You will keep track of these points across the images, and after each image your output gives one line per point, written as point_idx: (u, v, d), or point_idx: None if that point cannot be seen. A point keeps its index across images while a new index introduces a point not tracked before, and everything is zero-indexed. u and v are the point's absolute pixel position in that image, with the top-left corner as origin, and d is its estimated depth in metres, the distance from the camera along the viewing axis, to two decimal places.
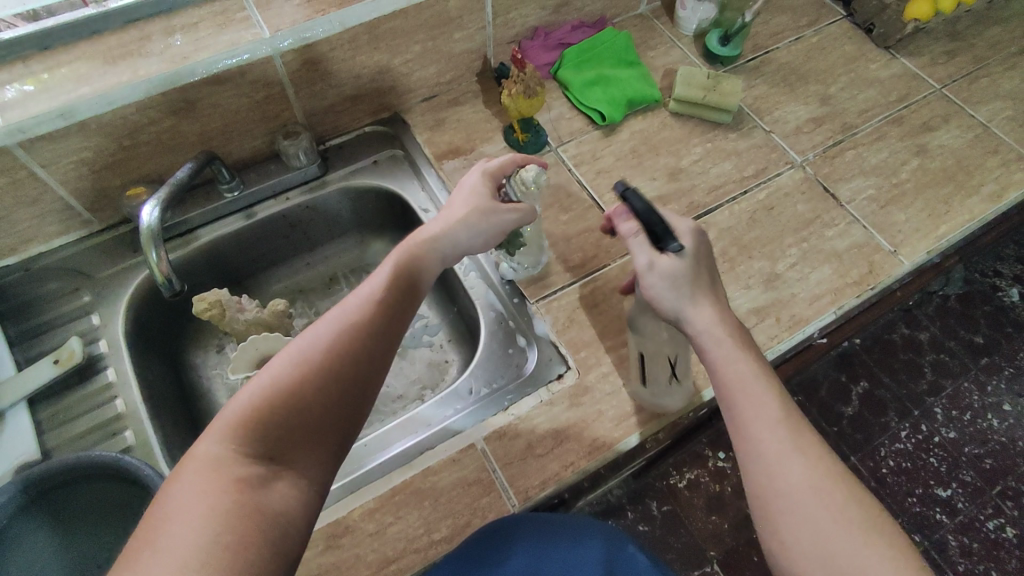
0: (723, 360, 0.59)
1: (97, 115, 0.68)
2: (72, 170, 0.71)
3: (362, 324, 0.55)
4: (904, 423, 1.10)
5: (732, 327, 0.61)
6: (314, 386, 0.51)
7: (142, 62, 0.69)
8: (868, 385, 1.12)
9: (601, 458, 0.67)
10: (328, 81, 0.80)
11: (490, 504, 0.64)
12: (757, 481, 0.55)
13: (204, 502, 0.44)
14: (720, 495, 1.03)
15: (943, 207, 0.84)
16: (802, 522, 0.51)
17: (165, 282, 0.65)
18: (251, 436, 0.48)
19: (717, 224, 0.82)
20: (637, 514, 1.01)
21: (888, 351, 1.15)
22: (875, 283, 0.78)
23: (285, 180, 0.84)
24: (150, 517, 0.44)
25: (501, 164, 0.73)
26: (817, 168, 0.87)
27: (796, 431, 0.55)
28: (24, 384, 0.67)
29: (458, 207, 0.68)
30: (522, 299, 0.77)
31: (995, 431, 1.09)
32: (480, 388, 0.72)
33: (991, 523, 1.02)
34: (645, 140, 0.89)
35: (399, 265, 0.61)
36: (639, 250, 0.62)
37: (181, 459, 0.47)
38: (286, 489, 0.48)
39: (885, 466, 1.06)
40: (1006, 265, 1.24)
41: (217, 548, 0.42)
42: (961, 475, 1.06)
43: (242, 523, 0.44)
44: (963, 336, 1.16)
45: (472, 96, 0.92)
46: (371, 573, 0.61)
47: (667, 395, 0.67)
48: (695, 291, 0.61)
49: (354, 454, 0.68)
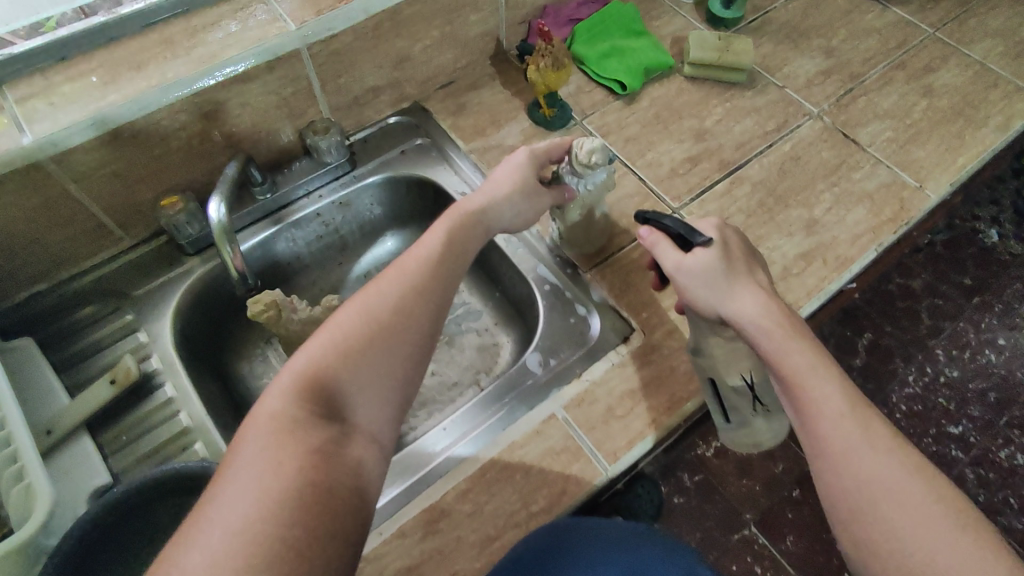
0: (779, 353, 0.54)
1: (129, 122, 0.65)
2: (104, 183, 0.68)
3: (423, 287, 0.55)
4: (910, 367, 1.14)
5: (781, 316, 0.56)
6: (380, 348, 0.50)
7: (169, 65, 0.67)
8: (873, 336, 1.16)
9: (681, 413, 0.67)
10: (352, 73, 0.79)
11: (582, 470, 0.63)
12: (824, 482, 0.50)
13: (277, 468, 0.42)
14: (745, 459, 1.09)
15: (958, 141, 0.87)
16: (874, 525, 0.47)
17: (239, 274, 0.71)
18: (320, 395, 0.47)
19: (750, 178, 0.84)
20: (671, 487, 1.08)
21: (887, 301, 1.19)
22: (908, 219, 0.80)
23: (315, 178, 0.83)
24: (217, 482, 0.41)
25: (547, 146, 0.70)
26: (834, 117, 0.90)
27: (865, 425, 0.50)
28: (80, 408, 0.64)
29: (501, 182, 0.67)
30: (575, 269, 0.78)
31: (995, 365, 1.13)
32: (548, 360, 0.72)
33: (1003, 452, 1.07)
34: (666, 105, 0.91)
35: (448, 229, 0.61)
36: (666, 255, 0.62)
37: (247, 416, 0.46)
38: (358, 456, 0.46)
39: (898, 410, 1.11)
40: (984, 208, 1.28)
41: (293, 522, 0.39)
42: (969, 411, 1.10)
43: (313, 485, 0.42)
44: (955, 280, 1.21)
45: (489, 78, 0.92)
46: (476, 552, 0.60)
47: (763, 431, 0.64)
48: (733, 279, 0.58)
49: (430, 435, 0.67)
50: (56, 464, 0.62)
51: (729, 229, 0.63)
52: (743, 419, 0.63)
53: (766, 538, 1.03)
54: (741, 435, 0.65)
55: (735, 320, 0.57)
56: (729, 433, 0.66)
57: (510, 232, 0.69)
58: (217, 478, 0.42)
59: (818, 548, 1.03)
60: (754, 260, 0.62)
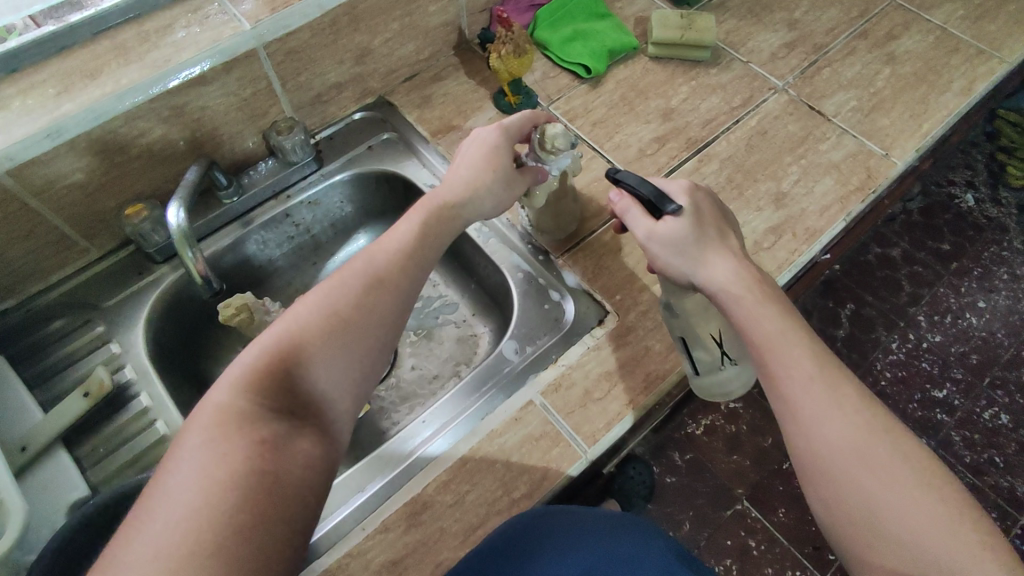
0: (749, 319, 0.55)
1: (86, 131, 0.64)
2: (65, 195, 0.68)
3: (383, 281, 0.54)
4: (892, 335, 1.15)
5: (752, 279, 0.57)
6: (336, 345, 0.50)
7: (124, 71, 0.65)
8: (854, 306, 1.18)
9: (658, 392, 0.67)
10: (313, 70, 0.78)
11: (561, 454, 0.64)
12: (794, 444, 0.51)
13: (223, 461, 0.41)
14: (735, 435, 1.10)
15: (921, 107, 0.87)
16: (843, 486, 0.48)
17: (203, 281, 0.70)
18: (274, 387, 0.47)
19: (718, 155, 0.84)
20: (664, 467, 1.09)
21: (865, 271, 1.21)
22: (876, 187, 0.81)
23: (283, 179, 0.83)
24: (160, 474, 0.41)
25: (517, 122, 0.67)
26: (799, 89, 0.90)
27: (834, 386, 0.51)
28: (54, 422, 0.64)
29: (481, 169, 0.64)
30: (547, 255, 0.78)
31: (976, 327, 1.15)
32: (524, 347, 0.72)
33: (987, 413, 1.08)
34: (632, 86, 0.90)
35: (413, 223, 0.59)
36: (637, 222, 0.62)
37: (198, 404, 0.45)
38: (310, 449, 0.46)
39: (884, 378, 1.12)
40: (957, 172, 1.29)
41: (235, 514, 0.39)
42: (951, 374, 1.12)
43: (263, 477, 0.41)
44: (931, 246, 1.22)
45: (454, 69, 0.92)
46: (459, 542, 0.60)
47: (732, 379, 0.64)
48: (704, 245, 0.59)
49: (410, 428, 0.67)
50: (32, 480, 0.61)
51: (699, 192, 0.63)
52: (713, 369, 0.63)
53: (758, 511, 1.05)
54: (713, 385, 0.65)
55: (706, 288, 0.58)
56: (698, 386, 0.66)
57: (490, 218, 0.67)
58: (161, 470, 0.41)
59: (807, 518, 1.04)
60: (725, 224, 0.62)
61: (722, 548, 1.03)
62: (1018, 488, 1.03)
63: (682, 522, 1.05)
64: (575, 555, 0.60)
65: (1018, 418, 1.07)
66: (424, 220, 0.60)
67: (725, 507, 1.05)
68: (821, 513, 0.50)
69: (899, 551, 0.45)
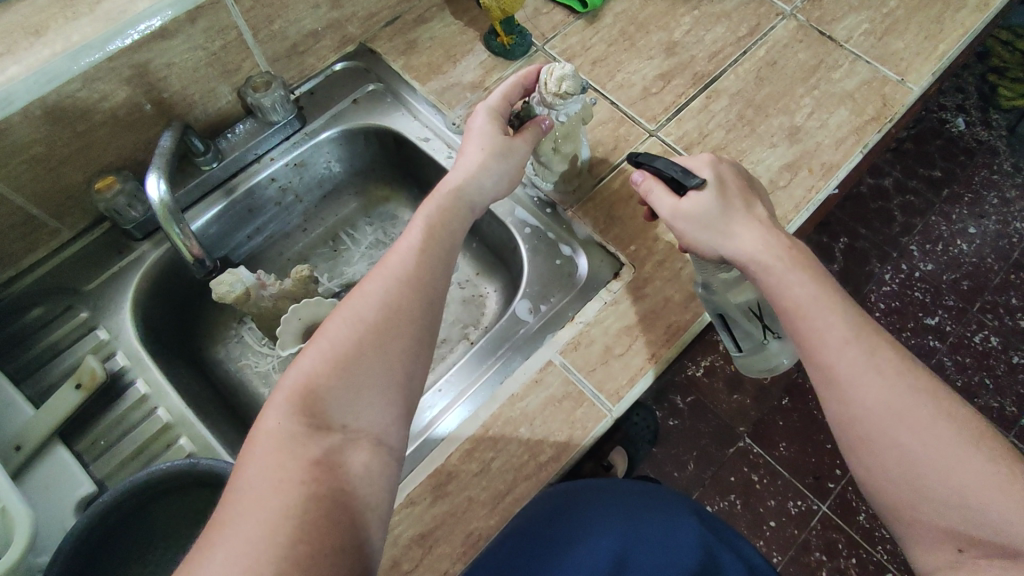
0: (778, 286, 0.52)
1: (39, 98, 0.57)
2: (25, 170, 0.61)
3: (412, 279, 0.50)
4: (886, 266, 1.14)
5: (783, 248, 0.53)
6: (371, 351, 0.46)
7: (73, 25, 0.58)
8: (849, 239, 1.16)
9: (680, 343, 0.65)
10: (286, 17, 0.71)
11: (587, 414, 0.62)
12: (833, 411, 0.49)
13: (279, 489, 0.39)
14: (736, 374, 1.10)
15: (937, 27, 0.82)
16: (885, 450, 0.46)
17: (195, 262, 0.66)
18: (317, 407, 0.44)
19: (727, 90, 0.79)
20: (666, 411, 1.09)
21: (859, 204, 1.18)
22: (892, 115, 0.77)
23: (264, 140, 0.76)
24: (220, 508, 0.39)
25: (502, 96, 0.63)
26: (808, 14, 0.85)
27: (870, 349, 0.48)
28: (48, 417, 0.60)
29: (470, 151, 0.60)
30: (554, 208, 0.74)
31: (967, 254, 1.14)
32: (539, 306, 0.69)
33: (978, 336, 1.09)
34: (631, 20, 0.84)
35: (429, 214, 0.55)
36: (660, 201, 0.58)
37: (248, 436, 0.43)
38: (364, 462, 0.44)
39: (878, 309, 1.11)
40: (949, 97, 1.26)
41: (292, 549, 0.37)
42: (944, 302, 1.11)
43: (317, 504, 0.39)
44: (923, 173, 1.20)
45: (438, 9, 0.84)
46: (488, 511, 0.58)
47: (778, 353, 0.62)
48: (728, 215, 0.55)
49: (427, 400, 0.66)
50: (31, 479, 0.58)
51: (725, 163, 0.59)
52: (756, 344, 0.62)
53: (760, 447, 1.06)
54: (758, 361, 0.63)
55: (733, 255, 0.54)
56: (744, 361, 0.64)
57: (497, 198, 0.62)
58: (221, 502, 0.40)
59: (809, 450, 1.06)
60: (752, 194, 0.58)
61: (727, 485, 1.04)
62: (1006, 408, 1.04)
63: (686, 463, 1.06)
64: (585, 538, 0.64)
65: (1007, 340, 1.08)
66: (441, 209, 0.56)
67: (731, 447, 1.06)
68: (860, 477, 0.49)
69: (945, 512, 0.44)
